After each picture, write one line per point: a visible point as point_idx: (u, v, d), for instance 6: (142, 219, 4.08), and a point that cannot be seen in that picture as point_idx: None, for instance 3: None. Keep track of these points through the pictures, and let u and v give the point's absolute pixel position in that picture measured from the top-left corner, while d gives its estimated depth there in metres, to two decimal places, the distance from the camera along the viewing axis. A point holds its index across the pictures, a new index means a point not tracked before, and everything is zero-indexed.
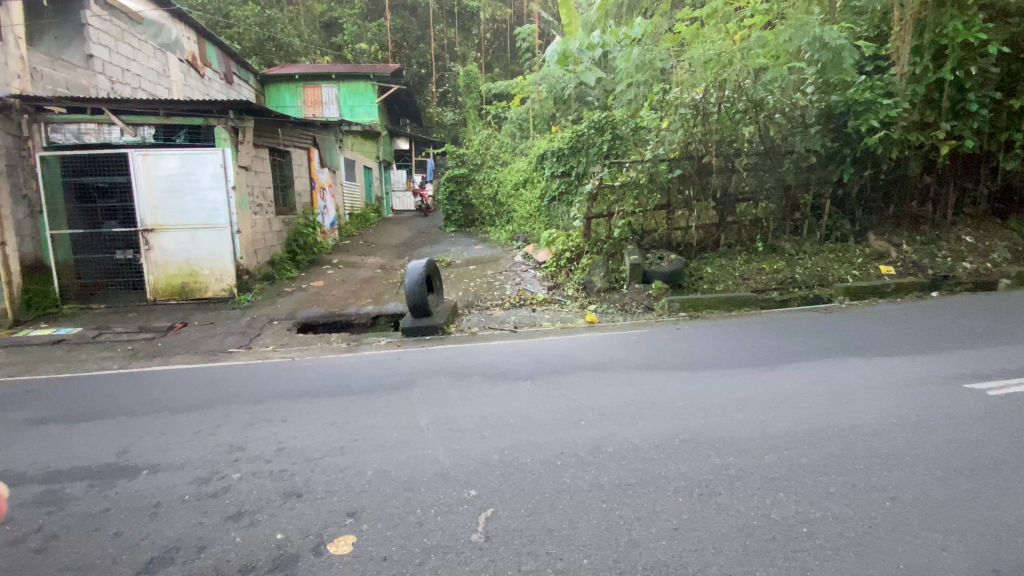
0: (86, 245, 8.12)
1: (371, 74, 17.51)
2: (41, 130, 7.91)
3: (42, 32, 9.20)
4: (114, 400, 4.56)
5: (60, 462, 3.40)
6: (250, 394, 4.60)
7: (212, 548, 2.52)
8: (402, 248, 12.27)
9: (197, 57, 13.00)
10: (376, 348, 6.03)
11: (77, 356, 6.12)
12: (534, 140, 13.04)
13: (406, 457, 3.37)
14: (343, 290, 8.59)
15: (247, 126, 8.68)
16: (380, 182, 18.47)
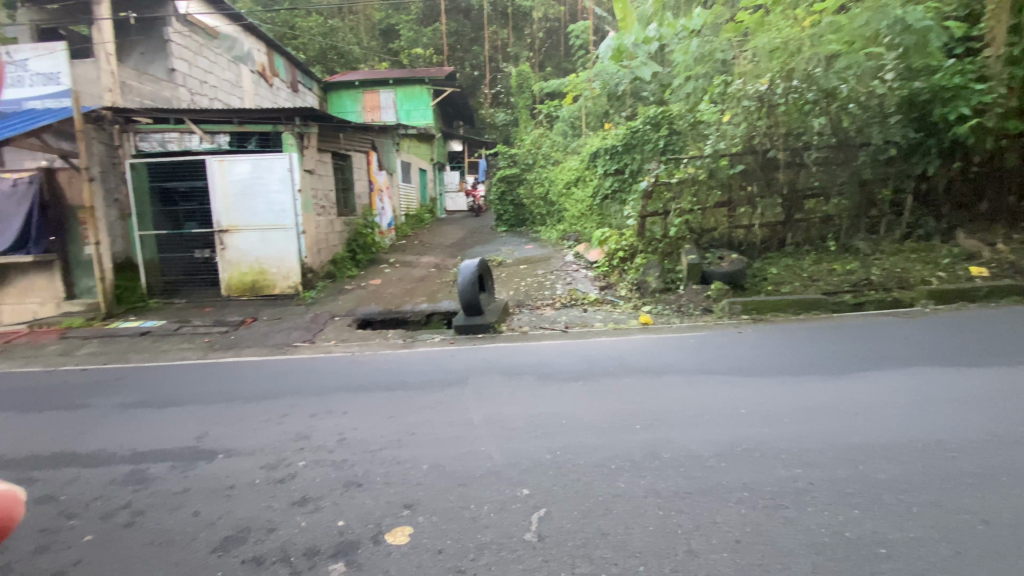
0: (169, 245, 8.82)
1: (426, 78, 17.94)
2: (130, 139, 8.67)
3: (131, 49, 10.10)
4: (193, 389, 4.92)
5: (147, 444, 3.70)
6: (313, 386, 4.83)
7: (280, 531, 2.66)
8: (455, 247, 12.48)
9: (267, 68, 13.84)
10: (430, 344, 6.17)
11: (161, 347, 6.66)
12: (587, 138, 12.89)
13: (460, 452, 3.42)
14: (399, 288, 8.85)
15: (313, 133, 9.06)
16: (433, 183, 18.90)
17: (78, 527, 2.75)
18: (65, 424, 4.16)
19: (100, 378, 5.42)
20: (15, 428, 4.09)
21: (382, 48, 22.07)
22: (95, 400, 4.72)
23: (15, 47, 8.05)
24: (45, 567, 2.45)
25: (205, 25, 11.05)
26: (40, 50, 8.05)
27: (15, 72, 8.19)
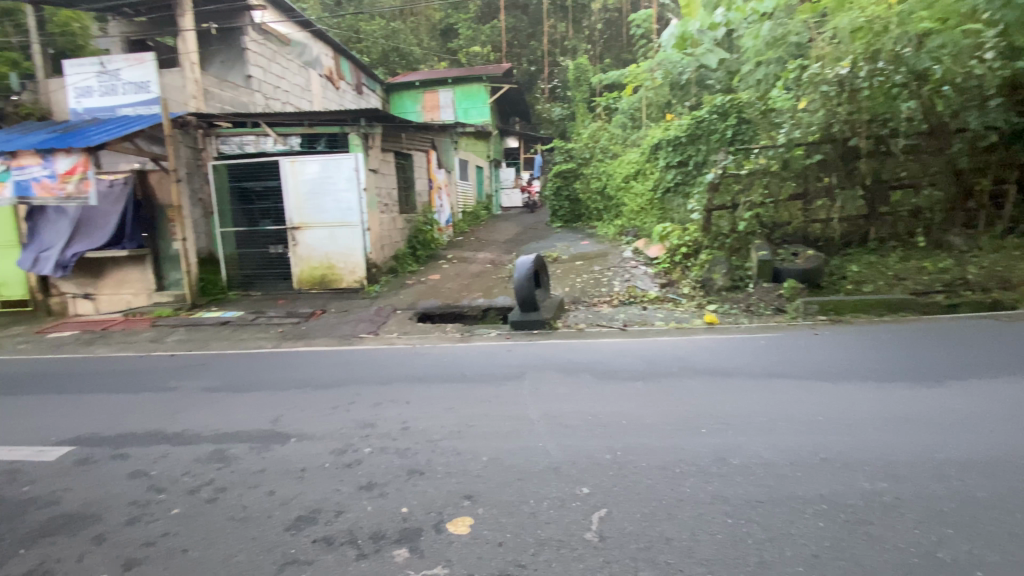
0: (247, 241, 9.44)
1: (484, 75, 18.08)
2: (213, 142, 9.34)
3: (212, 58, 10.82)
4: (268, 376, 5.23)
5: (227, 426, 3.97)
6: (377, 377, 5.00)
7: (347, 513, 2.77)
8: (511, 243, 12.54)
9: (333, 72, 14.47)
10: (487, 339, 6.22)
11: (239, 336, 7.14)
12: (648, 130, 12.52)
13: (519, 447, 3.41)
14: (457, 283, 9.01)
15: (376, 133, 9.35)
16: (490, 180, 19.06)
17: (168, 499, 2.98)
18: (157, 404, 4.54)
19: (187, 363, 5.88)
20: (117, 406, 4.51)
21: (440, 48, 22.48)
22: (182, 384, 5.12)
23: (109, 59, 8.95)
24: (140, 535, 2.67)
25: (278, 34, 11.69)
26: (130, 61, 8.90)
27: (108, 82, 9.10)
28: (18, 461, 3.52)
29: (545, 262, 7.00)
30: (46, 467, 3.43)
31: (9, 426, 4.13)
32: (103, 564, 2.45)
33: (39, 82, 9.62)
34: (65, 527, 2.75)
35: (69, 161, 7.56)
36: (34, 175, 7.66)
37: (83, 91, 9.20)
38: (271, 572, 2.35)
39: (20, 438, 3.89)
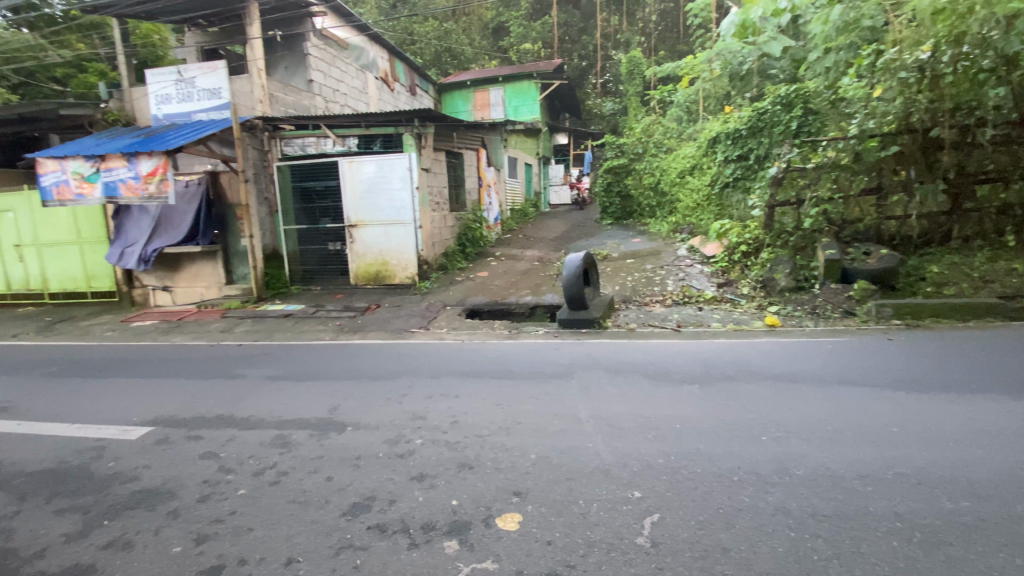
0: (307, 237, 9.89)
1: (534, 72, 18.02)
2: (278, 144, 9.81)
3: (276, 64, 11.38)
4: (326, 366, 5.47)
5: (288, 413, 4.18)
6: (428, 370, 5.11)
7: (399, 502, 2.84)
8: (559, 241, 12.45)
9: (389, 74, 14.89)
10: (535, 337, 6.20)
11: (300, 328, 7.50)
12: (705, 124, 12.07)
13: (567, 446, 3.38)
14: (505, 281, 9.05)
15: (429, 132, 9.55)
16: (539, 177, 19.01)
17: (234, 481, 3.17)
18: (226, 391, 4.84)
19: (252, 353, 6.24)
20: (191, 391, 4.85)
21: (491, 47, 22.63)
22: (249, 372, 5.44)
23: (186, 68, 9.62)
24: (210, 512, 2.85)
25: (338, 39, 12.15)
26: (204, 69, 9.55)
27: (185, 89, 9.78)
28: (106, 438, 3.85)
29: (597, 261, 6.89)
30: (129, 445, 3.73)
31: (100, 406, 4.53)
32: (178, 538, 2.64)
33: (125, 91, 10.48)
34: (146, 502, 2.98)
35: (150, 163, 8.15)
36: (121, 177, 8.32)
37: (163, 98, 9.93)
38: (327, 555, 2.45)
39: (108, 417, 4.26)
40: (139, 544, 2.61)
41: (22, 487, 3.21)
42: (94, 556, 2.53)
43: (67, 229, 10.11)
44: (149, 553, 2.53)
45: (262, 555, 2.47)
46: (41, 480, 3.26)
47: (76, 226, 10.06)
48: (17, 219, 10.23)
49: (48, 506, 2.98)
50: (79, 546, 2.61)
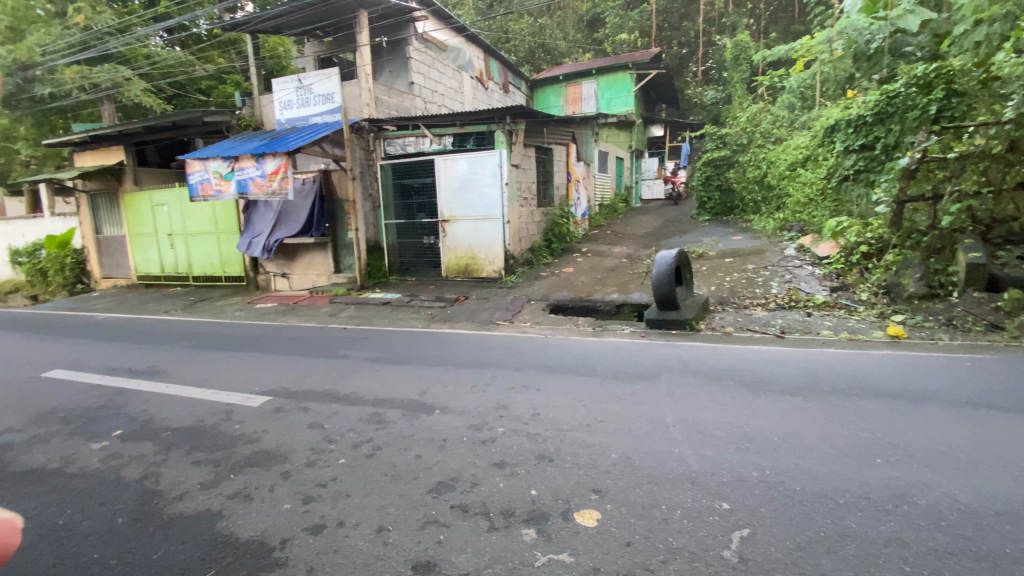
0: (405, 231, 10.52)
1: (630, 63, 17.48)
2: (381, 143, 10.47)
3: (382, 68, 12.17)
4: (417, 352, 5.81)
5: (383, 394, 4.50)
6: (512, 362, 5.21)
7: (482, 486, 2.95)
8: (650, 238, 12.02)
9: (484, 73, 15.30)
10: (619, 336, 6.06)
11: (397, 316, 8.01)
12: (822, 110, 10.85)
13: (650, 448, 3.29)
14: (591, 277, 8.94)
15: (520, 129, 9.61)
16: (631, 171, 18.48)
17: (336, 450, 3.49)
18: (330, 369, 5.32)
19: (353, 336, 6.79)
20: (301, 368, 5.40)
21: (586, 39, 22.31)
22: (350, 353, 5.93)
23: (304, 76, 10.62)
24: (314, 477, 3.17)
25: (437, 41, 12.68)
26: (319, 76, 10.48)
27: (304, 95, 10.80)
28: (232, 403, 4.41)
29: (698, 260, 6.43)
30: (250, 411, 4.24)
31: (229, 375, 5.21)
32: (289, 496, 2.97)
33: (255, 99, 11.80)
34: (262, 462, 3.38)
35: (274, 163, 9.12)
36: (251, 175, 9.40)
37: (285, 104, 11.07)
38: (414, 528, 2.61)
39: (235, 386, 4.88)
40: (256, 498, 2.97)
41: (169, 439, 3.78)
42: (222, 504, 2.92)
43: (208, 221, 11.66)
44: (265, 506, 2.87)
45: (357, 521, 2.69)
46: (184, 435, 3.83)
47: (214, 219, 11.58)
48: (170, 212, 11.99)
49: (188, 457, 3.49)
50: (211, 494, 3.03)
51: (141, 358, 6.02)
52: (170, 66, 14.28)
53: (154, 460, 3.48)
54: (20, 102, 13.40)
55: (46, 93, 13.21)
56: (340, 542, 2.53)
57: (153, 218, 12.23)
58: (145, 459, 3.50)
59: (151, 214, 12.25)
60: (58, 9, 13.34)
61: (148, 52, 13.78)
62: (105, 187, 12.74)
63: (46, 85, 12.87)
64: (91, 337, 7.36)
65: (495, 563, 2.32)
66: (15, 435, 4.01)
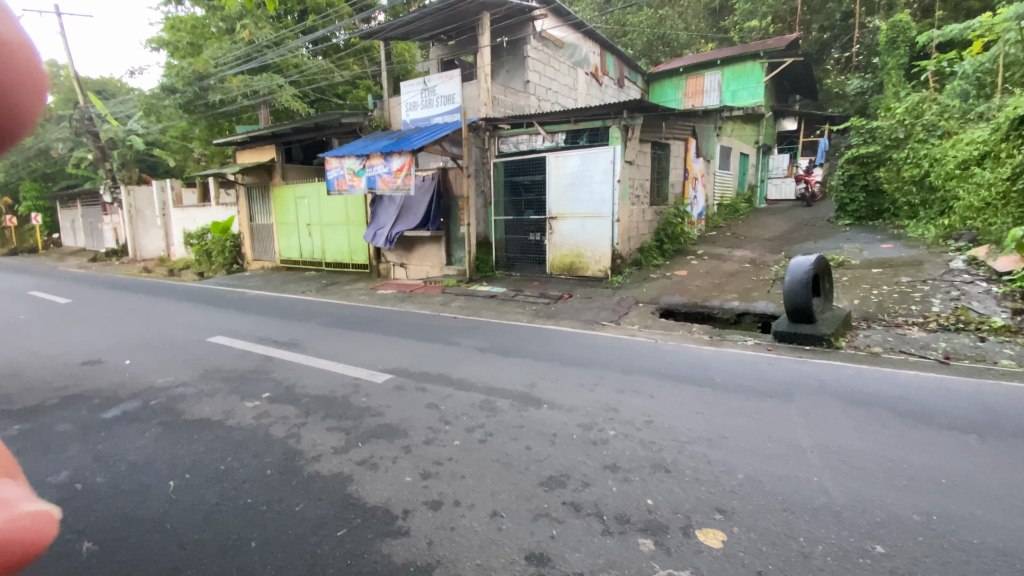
0: (513, 227, 10.71)
1: (761, 51, 16.09)
2: (496, 141, 10.75)
3: (501, 68, 12.50)
4: (524, 346, 5.88)
5: (493, 383, 4.60)
6: (621, 364, 5.06)
7: (594, 487, 2.87)
8: (776, 242, 10.97)
9: (599, 68, 15.05)
10: (740, 347, 5.61)
11: (502, 309, 8.19)
12: (1007, 98, 9.01)
13: (781, 472, 2.98)
14: (707, 282, 8.38)
15: (637, 124, 9.26)
16: (755, 169, 17.02)
17: (451, 432, 3.63)
18: (443, 354, 5.59)
19: (463, 325, 7.06)
20: (417, 351, 5.73)
21: (710, 28, 20.92)
22: (460, 341, 6.17)
23: (429, 78, 11.25)
24: (432, 454, 3.33)
25: (554, 38, 12.72)
26: (443, 78, 11.04)
27: (427, 97, 11.46)
28: (360, 378, 4.81)
29: (859, 268, 5.51)
30: (374, 387, 4.58)
31: (355, 352, 5.68)
32: (409, 470, 3.14)
33: (384, 101, 12.77)
34: (385, 435, 3.63)
35: (400, 160, 9.79)
36: (379, 172, 10.19)
37: (411, 105, 11.83)
38: (527, 518, 2.62)
39: (361, 362, 5.31)
40: (381, 467, 3.18)
41: (308, 404, 4.22)
42: (352, 468, 3.19)
43: (340, 213, 12.89)
44: (389, 476, 3.07)
45: (472, 503, 2.77)
46: (319, 402, 4.25)
47: (345, 211, 12.76)
48: (310, 204, 13.45)
49: (324, 423, 3.85)
50: (342, 458, 3.32)
51: (283, 331, 6.82)
52: (314, 73, 15.99)
53: (295, 422, 3.91)
54: (199, 107, 15.87)
55: (218, 100, 15.48)
56: (456, 521, 2.62)
57: (296, 209, 13.78)
58: (288, 420, 3.93)
59: (294, 206, 13.82)
60: (228, 26, 15.52)
61: (297, 61, 15.53)
62: (260, 181, 14.62)
63: (218, 93, 15.09)
64: (244, 310, 8.51)
65: (610, 568, 2.24)
66: (189, 388, 4.73)
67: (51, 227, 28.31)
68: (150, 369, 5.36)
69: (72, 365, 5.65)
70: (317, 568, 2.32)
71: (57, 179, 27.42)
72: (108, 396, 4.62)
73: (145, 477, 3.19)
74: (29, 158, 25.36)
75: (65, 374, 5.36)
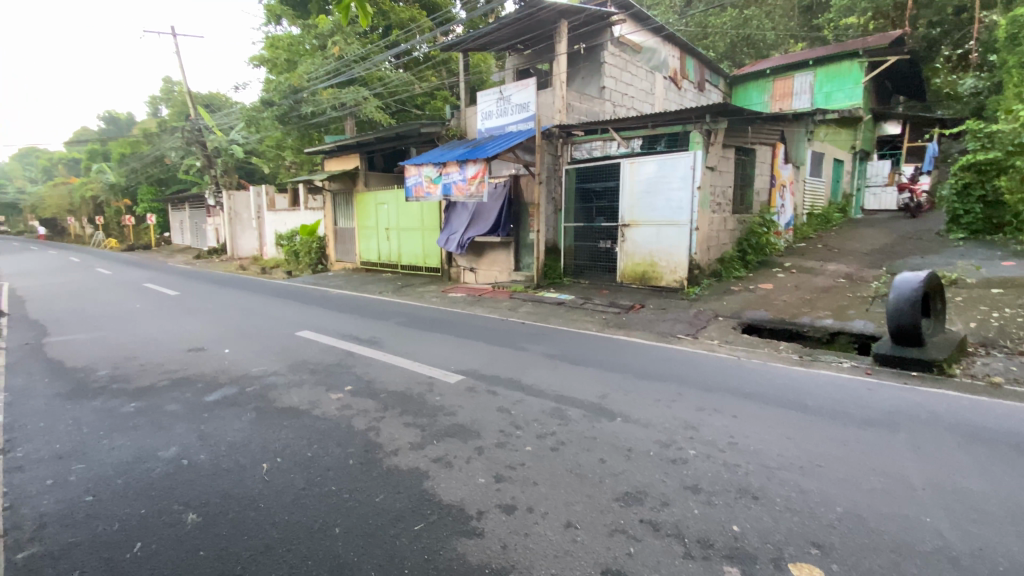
0: (584, 235, 10.59)
1: (860, 50, 14.93)
2: (569, 148, 10.71)
3: (576, 75, 12.50)
4: (595, 355, 5.78)
5: (564, 391, 4.54)
6: (699, 380, 4.82)
7: (674, 507, 2.74)
8: (875, 256, 10.04)
9: (678, 72, 14.63)
10: (834, 369, 5.18)
11: (571, 316, 8.12)
12: None
13: (886, 509, 2.69)
14: (795, 297, 7.82)
15: (721, 128, 8.85)
16: (850, 177, 15.72)
17: (523, 437, 3.63)
18: (514, 359, 5.61)
19: (533, 331, 7.07)
20: (488, 354, 5.81)
21: (800, 27, 19.65)
22: (531, 347, 6.17)
23: (505, 87, 11.45)
24: (505, 457, 3.34)
25: (631, 43, 12.53)
26: (518, 86, 11.21)
27: (503, 105, 11.67)
28: (433, 377, 4.95)
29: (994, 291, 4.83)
30: (448, 387, 4.69)
31: (429, 352, 5.86)
32: (482, 471, 3.17)
33: (461, 110, 13.17)
34: (459, 435, 3.69)
35: (474, 168, 10.03)
36: (454, 179, 10.49)
37: (487, 114, 12.11)
38: (603, 533, 2.54)
39: (434, 362, 5.47)
40: (455, 466, 3.24)
41: (386, 400, 4.40)
42: (428, 465, 3.26)
43: (415, 218, 13.42)
44: (463, 476, 3.11)
45: (545, 510, 2.74)
46: (397, 398, 4.42)
47: (421, 216, 13.25)
48: (389, 209, 14.11)
49: (401, 419, 3.99)
50: (419, 454, 3.41)
51: (362, 329, 7.17)
52: (396, 85, 16.82)
53: (374, 416, 4.08)
54: (293, 119, 17.22)
55: (310, 111, 16.68)
56: (530, 527, 2.60)
57: (375, 214, 14.51)
58: (367, 414, 4.12)
59: (374, 211, 14.56)
60: (320, 43, 16.69)
61: (381, 74, 16.40)
62: (344, 187, 15.57)
63: (310, 105, 16.30)
64: (326, 308, 9.05)
65: None
66: (279, 378, 5.09)
67: (163, 226, 31.74)
68: (245, 358, 5.83)
69: (180, 351, 6.27)
70: (397, 560, 2.39)
71: (169, 184, 30.76)
72: (211, 381, 5.07)
73: (241, 458, 3.45)
74: (148, 165, 28.65)
75: (175, 359, 5.96)
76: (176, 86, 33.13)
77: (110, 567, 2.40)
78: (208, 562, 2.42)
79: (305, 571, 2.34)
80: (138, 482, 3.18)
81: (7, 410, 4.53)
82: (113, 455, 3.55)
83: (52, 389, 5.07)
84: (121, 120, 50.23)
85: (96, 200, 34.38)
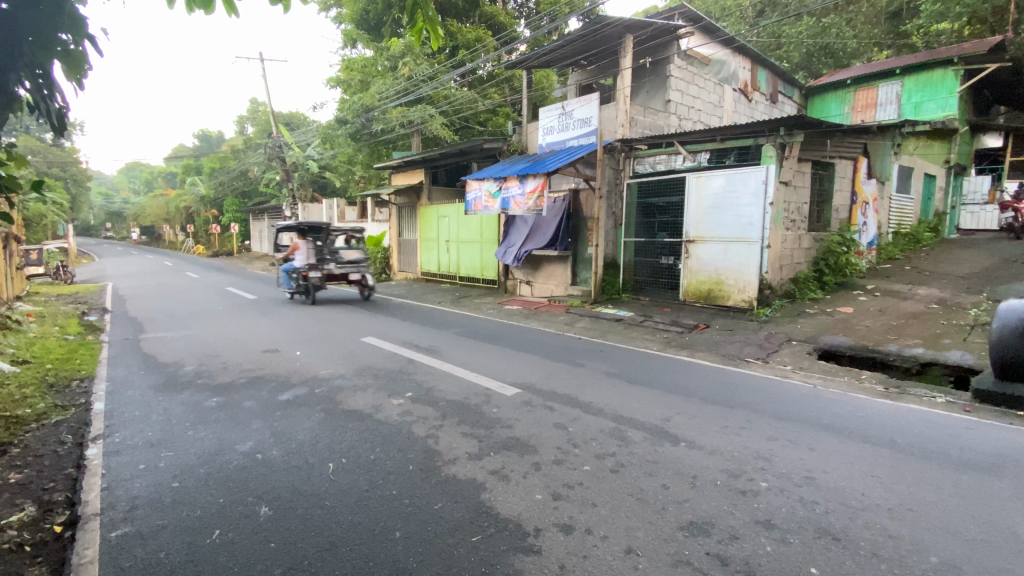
0: (645, 250, 10.35)
1: (955, 56, 13.80)
2: (631, 162, 10.56)
3: (642, 89, 12.38)
4: (656, 375, 5.60)
5: (624, 412, 4.42)
6: (771, 409, 4.54)
7: (743, 543, 2.57)
8: (974, 280, 9.14)
9: (749, 83, 14.14)
10: (927, 404, 4.70)
11: (630, 334, 7.92)
12: None
13: (991, 564, 2.39)
14: (880, 323, 7.22)
15: (796, 141, 8.39)
16: (943, 193, 14.43)
17: (581, 456, 3.56)
18: (571, 375, 5.53)
19: (590, 347, 6.98)
20: (546, 369, 5.76)
21: (887, 33, 18.33)
22: (589, 363, 6.10)
23: (567, 102, 11.53)
24: (562, 476, 3.29)
25: (699, 56, 12.26)
26: (581, 101, 11.20)
27: (564, 121, 11.75)
28: (490, 389, 4.97)
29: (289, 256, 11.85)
30: (505, 399, 4.72)
31: (487, 364, 5.91)
32: (539, 488, 3.14)
33: (522, 126, 13.40)
34: (516, 449, 3.68)
35: (534, 183, 10.06)
36: (513, 194, 10.57)
37: (548, 129, 12.25)
38: (666, 564, 2.43)
39: (491, 374, 5.52)
40: (512, 480, 3.23)
41: (445, 408, 4.49)
42: (485, 477, 3.28)
43: (475, 231, 13.68)
44: (520, 492, 3.10)
45: (605, 534, 2.66)
46: (455, 408, 4.48)
47: (481, 229, 13.50)
48: (450, 222, 14.48)
49: (459, 428, 4.04)
50: (477, 465, 3.44)
51: (423, 338, 7.38)
52: (460, 103, 17.36)
53: (433, 423, 4.16)
54: (363, 136, 18.23)
55: (380, 129, 17.62)
56: (589, 549, 2.53)
57: (437, 226, 14.94)
58: (427, 421, 4.21)
59: (436, 223, 15.00)
60: (392, 65, 17.26)
61: (447, 93, 16.96)
62: (409, 201, 16.22)
63: (380, 123, 17.27)
64: (401, 324, 8.56)
65: None
66: (345, 381, 5.32)
67: (244, 235, 34.25)
68: (314, 361, 6.15)
69: (257, 352, 6.72)
70: (454, 569, 2.40)
71: (252, 196, 33.30)
72: (283, 381, 5.38)
73: (310, 456, 3.63)
74: (234, 179, 31.25)
75: (252, 358, 6.39)
76: (261, 106, 35.98)
77: (193, 551, 2.58)
78: (278, 554, 2.55)
79: (368, 570, 2.41)
80: (218, 472, 3.42)
81: (108, 398, 5.03)
82: (198, 446, 3.84)
83: (146, 381, 5.58)
84: (212, 138, 55.06)
85: (189, 210, 37.83)
